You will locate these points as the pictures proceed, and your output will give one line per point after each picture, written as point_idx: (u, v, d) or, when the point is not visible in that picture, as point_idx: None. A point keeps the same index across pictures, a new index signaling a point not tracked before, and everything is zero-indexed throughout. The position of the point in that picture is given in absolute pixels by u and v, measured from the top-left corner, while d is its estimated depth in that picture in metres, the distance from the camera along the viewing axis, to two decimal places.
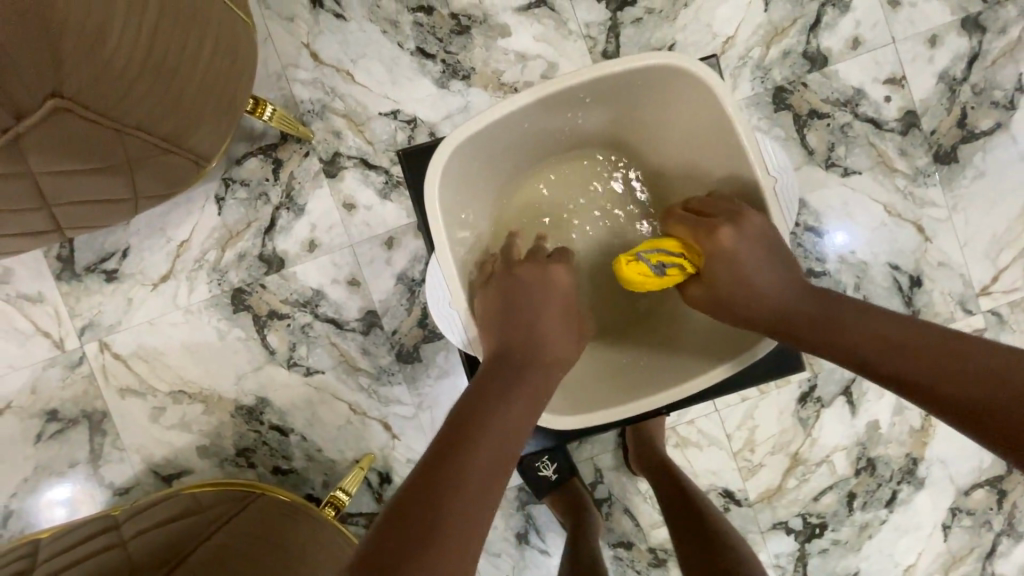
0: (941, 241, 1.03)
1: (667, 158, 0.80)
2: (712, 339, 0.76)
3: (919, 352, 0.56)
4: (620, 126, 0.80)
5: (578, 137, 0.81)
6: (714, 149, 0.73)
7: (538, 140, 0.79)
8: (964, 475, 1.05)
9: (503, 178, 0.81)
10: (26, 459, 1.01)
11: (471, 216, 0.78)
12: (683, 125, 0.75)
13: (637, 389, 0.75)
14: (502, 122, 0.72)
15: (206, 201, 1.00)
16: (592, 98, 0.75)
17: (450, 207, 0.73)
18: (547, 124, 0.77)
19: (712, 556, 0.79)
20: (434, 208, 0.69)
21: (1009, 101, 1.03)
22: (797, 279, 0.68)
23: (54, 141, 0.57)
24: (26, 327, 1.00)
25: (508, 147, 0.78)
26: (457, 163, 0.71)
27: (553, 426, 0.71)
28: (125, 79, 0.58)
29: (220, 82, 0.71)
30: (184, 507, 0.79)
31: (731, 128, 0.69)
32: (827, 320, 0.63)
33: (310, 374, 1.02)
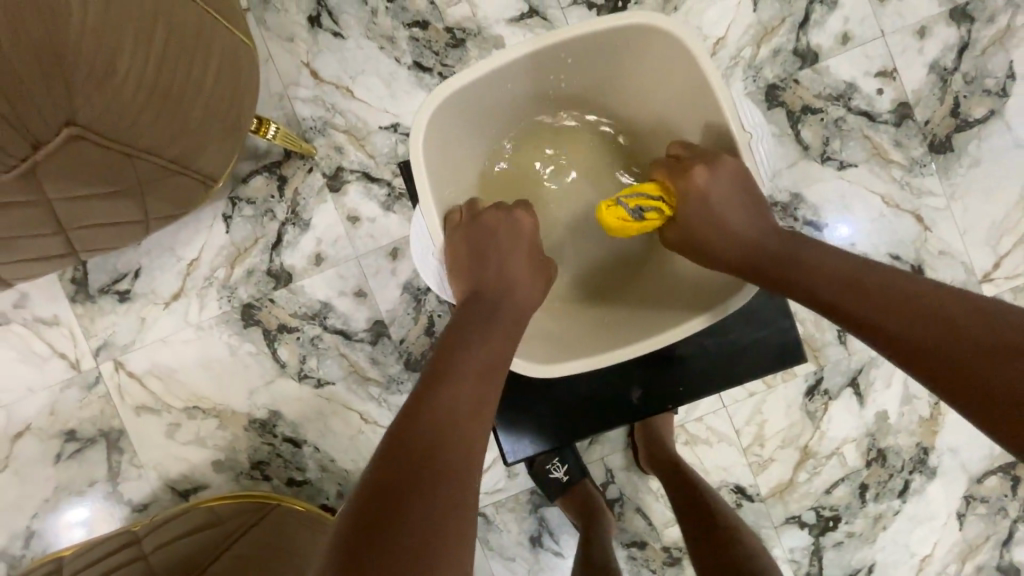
0: (941, 230, 1.04)
1: (651, 135, 0.76)
2: (695, 290, 0.73)
3: (889, 302, 0.54)
4: (605, 96, 0.76)
5: (562, 108, 0.77)
6: (698, 124, 0.69)
7: (519, 110, 0.75)
8: (977, 462, 1.05)
9: (485, 151, 0.77)
10: (46, 479, 1.03)
11: (451, 179, 0.73)
12: (667, 93, 0.71)
13: (614, 342, 0.72)
14: (487, 80, 0.68)
15: (213, 220, 1.03)
16: (575, 66, 0.71)
17: (433, 163, 0.68)
18: (531, 92, 0.73)
19: (724, 553, 0.80)
20: (417, 162, 0.64)
21: (1001, 88, 1.03)
22: (773, 228, 0.67)
23: (68, 167, 0.59)
24: (43, 349, 1.03)
25: (488, 116, 0.74)
26: (435, 132, 0.67)
27: (530, 374, 0.67)
28: (135, 106, 0.60)
29: (225, 106, 0.73)
30: (203, 519, 0.81)
31: (712, 93, 0.65)
32: (815, 273, 0.61)
33: (320, 386, 1.04)
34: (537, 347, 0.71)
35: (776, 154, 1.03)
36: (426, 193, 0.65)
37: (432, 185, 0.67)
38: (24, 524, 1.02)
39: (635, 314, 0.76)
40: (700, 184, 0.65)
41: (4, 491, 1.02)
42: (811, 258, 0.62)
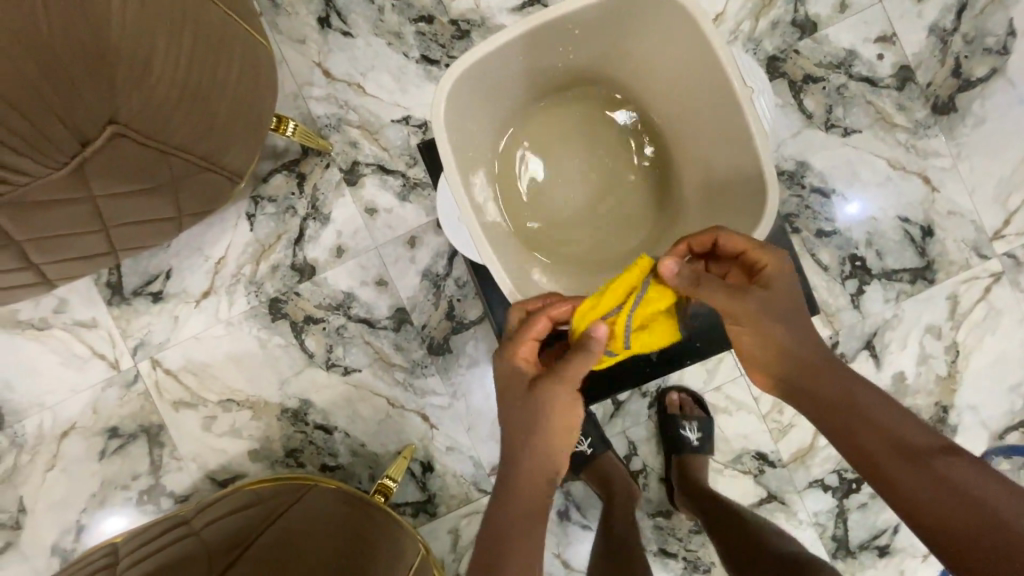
0: (949, 190, 1.05)
1: (655, 103, 0.78)
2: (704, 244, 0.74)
3: (909, 457, 0.59)
4: (608, 67, 0.78)
5: (568, 79, 0.79)
6: (700, 85, 0.71)
7: (527, 85, 0.77)
8: (997, 418, 1.06)
9: (498, 127, 0.78)
10: (92, 475, 1.07)
11: (471, 152, 0.74)
12: (668, 58, 0.72)
13: None
14: (498, 53, 0.69)
15: (238, 219, 1.07)
16: (580, 38, 0.73)
17: (454, 137, 0.70)
18: (538, 66, 0.75)
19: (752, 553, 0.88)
20: (439, 133, 0.66)
21: (1002, 46, 1.04)
22: (810, 342, 0.66)
23: (108, 163, 0.63)
24: (83, 351, 1.08)
25: (497, 93, 0.75)
26: (453, 106, 0.69)
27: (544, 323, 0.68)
28: (169, 104, 0.64)
29: (248, 104, 0.77)
30: (247, 499, 0.85)
31: (711, 51, 0.67)
32: (853, 404, 0.62)
33: (347, 373, 1.07)
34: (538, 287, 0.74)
35: (780, 124, 1.05)
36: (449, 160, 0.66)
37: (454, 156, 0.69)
38: (74, 519, 1.07)
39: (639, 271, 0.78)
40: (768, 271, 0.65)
41: (54, 488, 1.07)
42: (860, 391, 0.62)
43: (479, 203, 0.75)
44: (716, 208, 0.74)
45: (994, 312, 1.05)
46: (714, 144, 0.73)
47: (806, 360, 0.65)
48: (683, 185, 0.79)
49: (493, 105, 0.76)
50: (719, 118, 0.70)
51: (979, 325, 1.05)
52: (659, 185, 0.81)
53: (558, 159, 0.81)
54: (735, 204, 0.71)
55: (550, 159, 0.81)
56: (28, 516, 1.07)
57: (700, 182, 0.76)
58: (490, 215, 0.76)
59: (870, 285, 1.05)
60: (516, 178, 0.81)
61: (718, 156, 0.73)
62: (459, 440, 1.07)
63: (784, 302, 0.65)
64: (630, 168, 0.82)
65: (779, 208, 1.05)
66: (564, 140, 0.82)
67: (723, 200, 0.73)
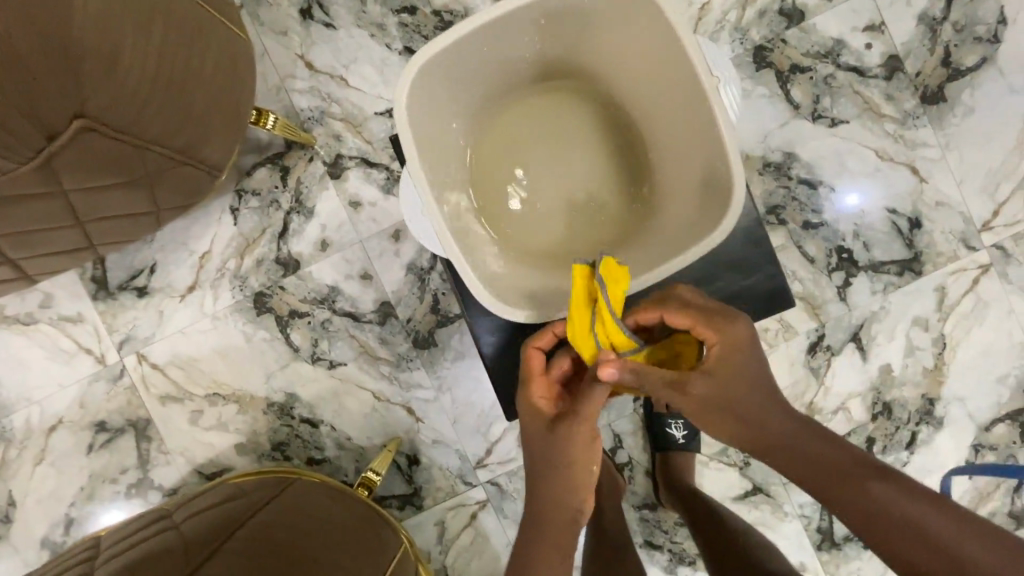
0: (937, 181, 1.04)
1: (625, 96, 0.75)
2: (672, 236, 0.71)
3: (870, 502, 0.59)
4: (575, 60, 0.75)
5: (539, 71, 0.76)
6: (665, 78, 0.68)
7: (496, 77, 0.74)
8: (984, 410, 1.05)
9: (466, 121, 0.76)
10: (81, 469, 1.08)
11: (438, 145, 0.72)
12: (635, 51, 0.70)
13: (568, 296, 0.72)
14: (460, 46, 0.67)
15: (222, 213, 1.07)
16: (545, 30, 0.70)
17: (418, 130, 0.67)
18: (505, 57, 0.72)
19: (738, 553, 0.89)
20: (402, 126, 0.64)
21: (993, 35, 1.03)
22: (764, 393, 0.65)
23: (78, 158, 0.62)
24: (69, 346, 1.08)
25: (464, 86, 0.72)
26: (417, 99, 0.67)
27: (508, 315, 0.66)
28: (140, 97, 0.63)
29: (224, 97, 0.76)
30: (228, 492, 0.85)
31: (677, 38, 0.64)
32: (802, 454, 0.62)
33: (333, 367, 1.07)
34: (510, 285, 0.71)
35: (766, 115, 1.04)
36: (411, 151, 0.64)
37: (417, 149, 0.66)
38: (63, 513, 1.08)
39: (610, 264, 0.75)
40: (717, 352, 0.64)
41: (43, 482, 1.08)
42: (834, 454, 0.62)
43: (449, 197, 0.72)
44: (690, 201, 0.70)
45: (982, 304, 1.05)
46: (686, 134, 0.69)
47: (764, 417, 0.63)
48: (659, 178, 0.75)
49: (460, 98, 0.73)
50: (686, 111, 0.68)
51: (967, 317, 1.05)
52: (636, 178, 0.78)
53: (529, 154, 0.78)
54: (709, 195, 0.68)
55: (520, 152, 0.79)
56: (17, 510, 1.08)
57: (675, 174, 0.73)
58: (459, 209, 0.73)
59: (857, 277, 1.05)
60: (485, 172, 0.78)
61: (686, 149, 0.70)
62: (444, 433, 1.08)
63: (735, 384, 0.63)
64: (604, 161, 0.78)
65: (766, 200, 1.04)
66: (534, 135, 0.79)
67: (698, 192, 0.69)
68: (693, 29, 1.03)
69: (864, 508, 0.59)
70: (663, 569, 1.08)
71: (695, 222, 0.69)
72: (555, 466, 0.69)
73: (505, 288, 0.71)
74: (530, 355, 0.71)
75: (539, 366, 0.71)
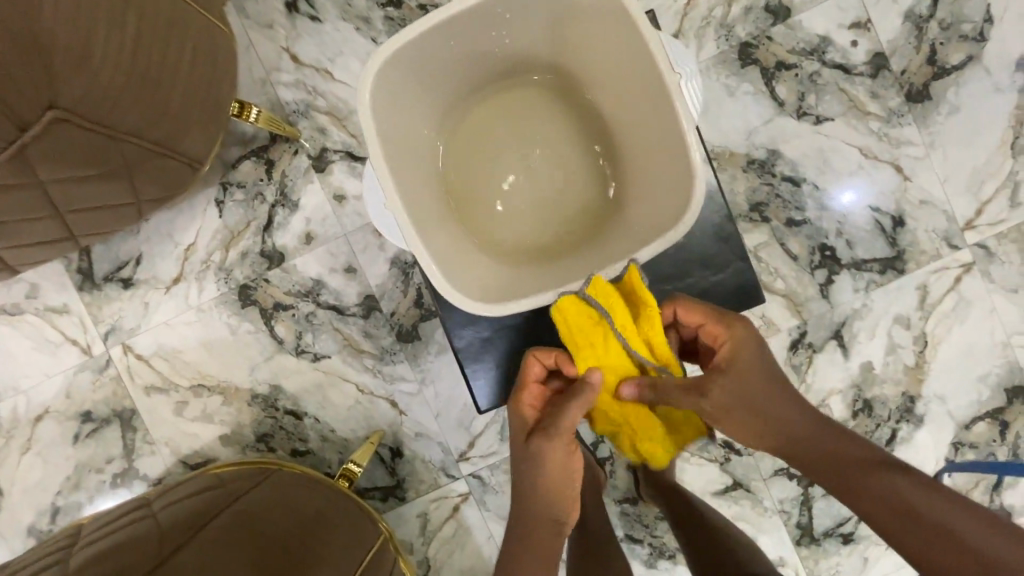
0: (921, 179, 1.04)
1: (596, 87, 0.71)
2: (646, 229, 0.67)
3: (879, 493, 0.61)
4: (545, 51, 0.71)
5: (507, 67, 0.72)
6: (629, 70, 0.65)
7: (461, 73, 0.70)
8: (965, 408, 1.06)
9: (436, 115, 0.72)
10: (67, 458, 1.09)
11: (407, 139, 0.68)
12: (600, 42, 0.66)
13: (537, 288, 0.68)
14: (425, 40, 0.63)
15: (207, 206, 1.07)
16: (513, 22, 0.66)
17: (384, 124, 0.64)
18: (470, 53, 0.68)
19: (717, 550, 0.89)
20: (364, 119, 0.61)
21: (979, 33, 1.03)
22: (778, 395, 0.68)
23: (53, 148, 0.63)
24: (56, 336, 1.08)
25: (430, 83, 0.69)
26: (381, 94, 0.63)
27: (474, 310, 0.63)
28: (113, 88, 0.63)
29: (204, 88, 0.77)
30: (208, 482, 0.86)
31: (638, 33, 0.61)
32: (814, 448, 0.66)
33: (317, 360, 1.08)
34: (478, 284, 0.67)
35: (750, 112, 1.04)
36: (374, 144, 0.61)
37: (383, 142, 0.63)
38: (49, 502, 1.08)
39: (584, 257, 0.70)
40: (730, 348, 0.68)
41: (30, 472, 1.09)
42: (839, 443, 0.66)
43: (420, 190, 0.69)
44: (656, 197, 0.67)
45: (964, 303, 1.05)
46: (651, 130, 0.66)
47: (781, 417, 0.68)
48: (627, 174, 0.72)
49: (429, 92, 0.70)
50: (651, 103, 0.64)
51: (949, 316, 1.05)
52: (605, 175, 0.74)
53: (502, 147, 0.75)
54: (674, 192, 0.64)
55: (492, 144, 0.75)
56: (5, 498, 1.09)
57: (641, 170, 0.69)
58: (429, 202, 0.69)
59: (839, 275, 1.05)
60: (455, 165, 0.75)
61: (652, 142, 0.66)
62: (427, 427, 1.08)
63: (751, 384, 0.67)
64: (574, 158, 0.75)
65: (749, 197, 1.04)
66: (507, 127, 0.75)
67: (663, 187, 0.66)
68: (678, 25, 1.03)
69: (868, 497, 0.62)
70: (643, 562, 1.09)
71: (661, 218, 0.66)
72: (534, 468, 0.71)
73: (472, 280, 0.67)
74: (529, 364, 0.73)
75: (534, 374, 0.73)
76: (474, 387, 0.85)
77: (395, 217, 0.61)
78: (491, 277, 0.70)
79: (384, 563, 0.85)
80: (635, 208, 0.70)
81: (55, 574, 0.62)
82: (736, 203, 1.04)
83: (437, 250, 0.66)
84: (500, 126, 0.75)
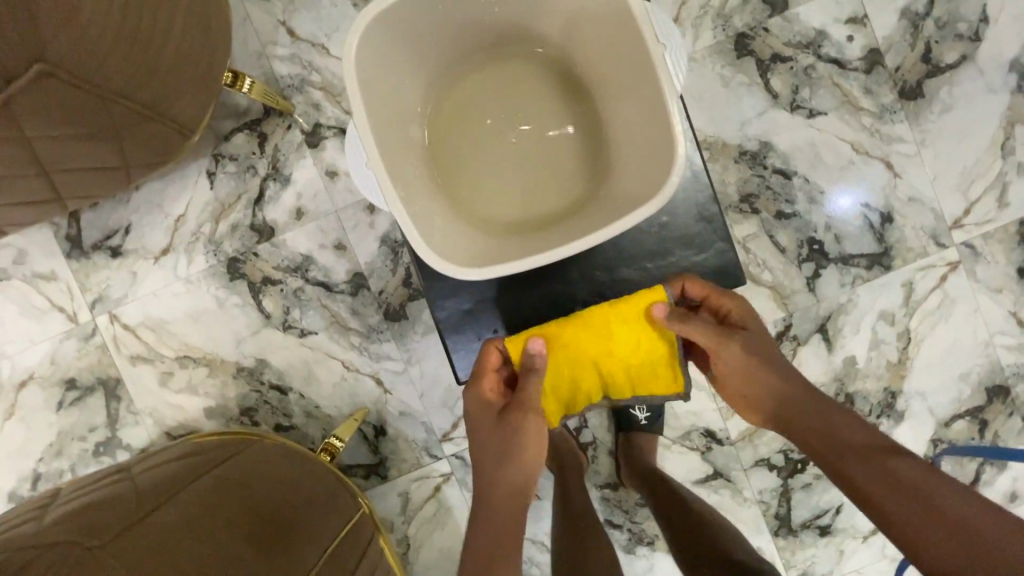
0: (911, 176, 1.05)
1: (585, 63, 0.71)
2: (627, 203, 0.66)
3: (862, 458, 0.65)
4: (536, 24, 0.71)
5: (494, 37, 0.72)
6: (617, 44, 0.65)
7: (450, 42, 0.70)
8: (945, 406, 1.07)
9: (424, 83, 0.72)
10: (49, 425, 1.08)
11: (393, 104, 0.68)
12: (591, 14, 0.65)
13: (516, 256, 0.68)
14: (415, 4, 0.63)
15: (199, 177, 1.07)
16: None
17: (370, 85, 0.63)
18: (457, 22, 0.68)
19: (699, 535, 0.91)
20: (349, 77, 0.60)
21: (974, 32, 1.03)
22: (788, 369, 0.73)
23: (40, 105, 0.63)
24: (42, 303, 1.08)
25: (419, 48, 0.69)
26: (368, 55, 0.62)
27: (452, 274, 0.62)
28: (103, 48, 0.63)
29: (194, 52, 0.76)
30: (188, 450, 0.87)
31: (625, 4, 0.61)
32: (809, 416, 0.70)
33: (304, 335, 1.08)
34: (461, 249, 0.67)
35: (744, 104, 1.04)
36: (357, 102, 0.60)
37: (367, 105, 0.62)
38: (31, 468, 1.08)
39: (564, 228, 0.70)
40: (730, 309, 0.76)
41: (12, 437, 1.08)
42: (838, 415, 0.69)
43: (404, 154, 0.68)
44: (639, 167, 0.66)
45: (949, 300, 1.06)
46: (636, 102, 0.66)
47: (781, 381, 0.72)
48: (613, 148, 0.71)
49: (418, 59, 0.70)
50: (638, 76, 0.64)
51: (933, 313, 1.06)
52: (592, 147, 0.74)
53: (488, 120, 0.75)
54: (655, 164, 0.64)
55: (479, 116, 0.75)
56: None
57: (627, 142, 0.69)
58: (412, 168, 0.69)
59: (827, 269, 1.05)
60: (441, 135, 0.75)
61: (638, 118, 0.66)
62: (412, 406, 1.09)
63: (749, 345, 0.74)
64: (561, 133, 0.75)
65: (740, 188, 1.05)
66: (495, 100, 0.75)
67: (645, 158, 0.66)
68: (676, 13, 1.03)
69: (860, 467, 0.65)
70: (622, 548, 1.10)
71: (643, 190, 0.65)
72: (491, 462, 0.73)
73: (453, 245, 0.67)
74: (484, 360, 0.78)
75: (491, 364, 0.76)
76: (457, 361, 0.85)
77: (377, 180, 0.61)
78: (471, 244, 0.69)
79: (361, 537, 0.85)
80: (619, 183, 0.69)
81: (30, 531, 0.62)
82: (726, 193, 1.05)
83: (416, 213, 0.65)
84: (488, 98, 0.75)
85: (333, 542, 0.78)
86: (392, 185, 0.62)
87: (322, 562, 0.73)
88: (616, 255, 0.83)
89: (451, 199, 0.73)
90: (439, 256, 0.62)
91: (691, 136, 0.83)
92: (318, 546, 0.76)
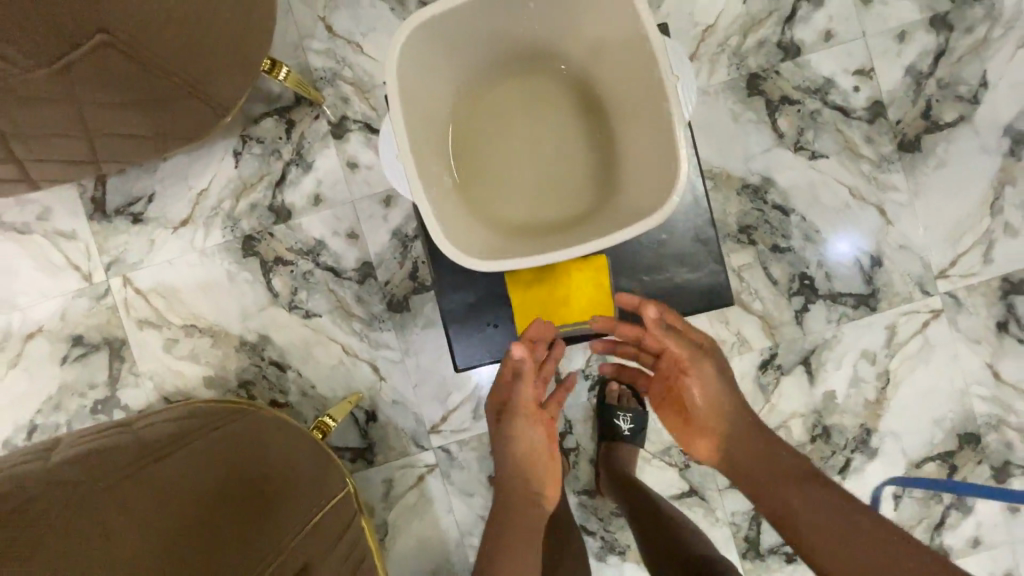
0: (902, 225, 1.10)
1: (604, 84, 0.76)
2: (630, 215, 0.71)
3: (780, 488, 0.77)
4: (563, 44, 0.76)
5: (523, 52, 0.77)
6: (635, 70, 0.70)
7: (482, 53, 0.75)
8: (916, 447, 1.11)
9: (455, 88, 0.77)
10: (52, 378, 1.12)
11: (424, 104, 0.72)
12: (614, 40, 0.70)
13: (523, 254, 0.72)
14: (457, 15, 0.68)
15: (225, 155, 1.11)
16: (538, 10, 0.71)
17: (406, 85, 0.68)
18: (490, 36, 0.73)
19: (672, 546, 0.94)
20: (389, 75, 0.65)
21: (973, 95, 1.09)
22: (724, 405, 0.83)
23: (90, 70, 0.68)
24: (60, 260, 1.12)
25: (454, 56, 0.74)
26: (408, 57, 0.67)
27: (465, 264, 0.66)
28: (160, 29, 0.68)
29: (240, 39, 0.81)
30: (187, 412, 0.90)
31: (646, 37, 0.65)
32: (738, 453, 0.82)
33: (308, 317, 1.12)
34: (473, 243, 0.71)
35: (751, 140, 1.09)
36: (393, 99, 0.65)
37: (402, 102, 0.67)
38: (28, 418, 1.11)
39: (569, 233, 0.74)
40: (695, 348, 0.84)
41: (14, 386, 1.12)
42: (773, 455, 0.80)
43: (429, 151, 0.73)
44: (645, 186, 0.71)
45: (929, 347, 1.10)
46: (647, 125, 0.70)
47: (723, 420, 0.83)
48: (622, 165, 0.76)
49: (452, 65, 0.74)
50: (651, 102, 0.68)
51: (913, 357, 1.10)
52: (603, 164, 0.78)
53: (509, 127, 0.80)
54: (660, 184, 0.68)
55: (500, 124, 0.80)
56: None
57: (636, 161, 0.73)
58: (435, 165, 0.74)
59: (815, 304, 1.10)
60: (464, 138, 0.79)
61: (648, 140, 0.71)
62: (404, 396, 1.12)
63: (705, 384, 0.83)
64: (575, 147, 0.80)
65: (739, 219, 1.09)
66: (518, 111, 0.80)
67: (651, 178, 0.70)
68: (694, 49, 1.09)
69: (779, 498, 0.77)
70: (594, 555, 1.13)
71: (646, 206, 0.70)
72: (509, 444, 0.86)
73: (466, 239, 0.71)
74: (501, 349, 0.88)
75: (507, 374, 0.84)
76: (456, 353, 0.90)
77: (405, 174, 0.65)
78: (482, 239, 0.74)
79: (343, 516, 0.88)
80: (625, 197, 0.74)
81: (36, 469, 0.66)
82: (726, 223, 1.10)
83: (436, 205, 0.69)
84: (511, 107, 0.80)
85: (317, 515, 0.81)
86: (417, 176, 0.66)
87: (305, 530, 0.76)
88: (615, 267, 0.87)
89: (467, 198, 0.78)
90: (454, 247, 0.67)
91: (696, 164, 0.88)
92: (302, 517, 0.78)
